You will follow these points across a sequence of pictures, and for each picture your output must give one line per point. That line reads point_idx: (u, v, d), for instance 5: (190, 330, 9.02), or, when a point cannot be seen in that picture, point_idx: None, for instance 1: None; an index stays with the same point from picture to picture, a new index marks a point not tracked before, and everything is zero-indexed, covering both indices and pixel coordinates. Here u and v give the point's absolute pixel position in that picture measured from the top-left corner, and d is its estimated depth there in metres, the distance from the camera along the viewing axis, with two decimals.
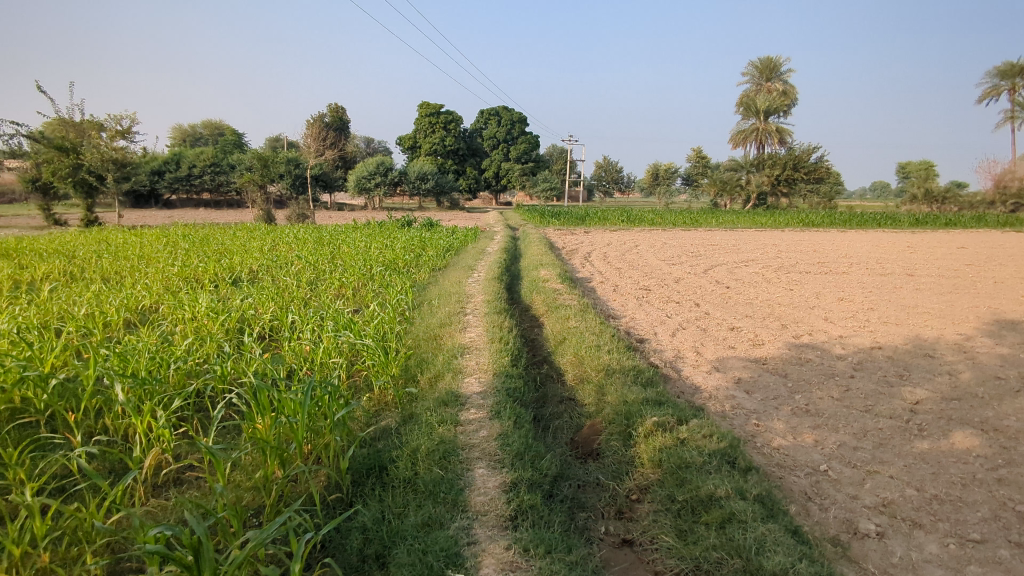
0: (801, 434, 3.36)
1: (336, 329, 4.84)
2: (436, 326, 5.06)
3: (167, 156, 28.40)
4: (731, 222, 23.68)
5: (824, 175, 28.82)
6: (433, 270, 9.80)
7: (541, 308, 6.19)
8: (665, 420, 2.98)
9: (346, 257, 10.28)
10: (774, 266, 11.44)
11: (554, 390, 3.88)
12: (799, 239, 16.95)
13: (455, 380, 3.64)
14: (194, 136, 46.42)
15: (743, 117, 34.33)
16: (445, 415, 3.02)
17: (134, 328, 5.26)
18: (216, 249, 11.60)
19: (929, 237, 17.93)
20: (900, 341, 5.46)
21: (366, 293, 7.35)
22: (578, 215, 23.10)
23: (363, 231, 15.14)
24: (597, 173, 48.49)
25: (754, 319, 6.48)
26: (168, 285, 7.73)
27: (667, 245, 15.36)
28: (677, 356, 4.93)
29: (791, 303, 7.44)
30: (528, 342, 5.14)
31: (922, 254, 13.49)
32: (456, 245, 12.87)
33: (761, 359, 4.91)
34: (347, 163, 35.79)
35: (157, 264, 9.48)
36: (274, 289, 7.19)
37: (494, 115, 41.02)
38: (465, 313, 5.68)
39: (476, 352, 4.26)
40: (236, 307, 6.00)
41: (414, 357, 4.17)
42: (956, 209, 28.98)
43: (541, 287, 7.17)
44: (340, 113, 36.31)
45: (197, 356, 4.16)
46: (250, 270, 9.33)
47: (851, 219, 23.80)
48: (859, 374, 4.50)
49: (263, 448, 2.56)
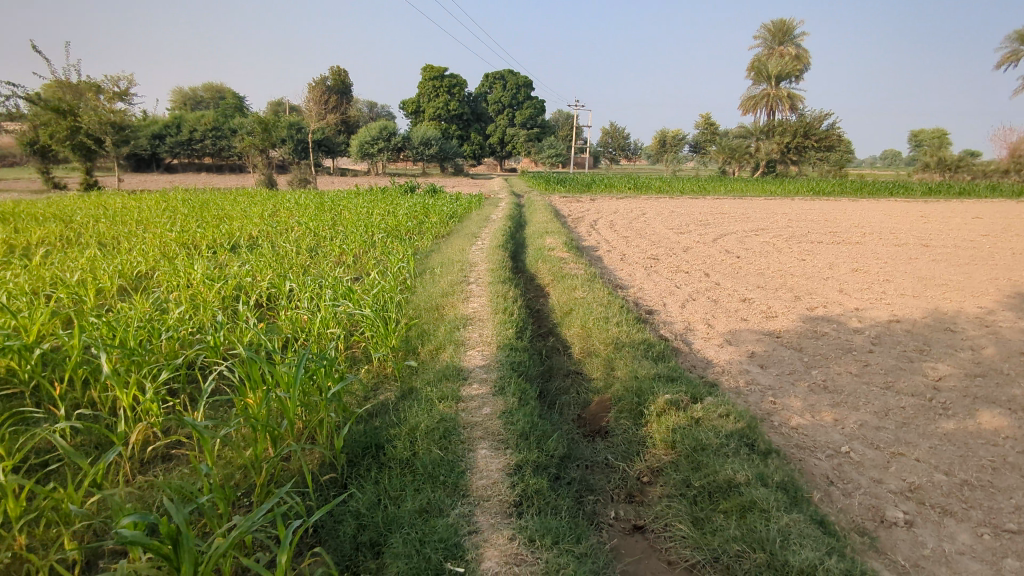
0: (820, 412, 3.21)
1: (335, 299, 4.69)
2: (437, 296, 4.88)
3: (168, 120, 28.01)
4: (740, 191, 23.28)
5: (836, 143, 28.16)
6: (436, 237, 9.61)
7: (547, 277, 6.00)
8: (679, 398, 2.81)
9: (347, 224, 10.06)
10: (785, 235, 11.19)
11: (560, 364, 3.72)
12: (811, 208, 16.65)
13: (456, 353, 3.49)
14: (195, 99, 45.86)
15: (754, 82, 33.53)
16: (446, 390, 2.86)
17: (127, 296, 5.10)
18: (216, 215, 11.41)
19: (942, 206, 17.56)
20: (919, 314, 5.27)
21: (367, 261, 7.16)
22: (584, 182, 22.78)
23: (365, 197, 14.90)
24: (603, 139, 47.68)
25: (766, 290, 6.29)
26: (164, 251, 7.54)
27: (675, 213, 15.09)
28: (688, 328, 4.76)
29: (804, 274, 7.23)
30: (533, 313, 4.98)
31: (937, 223, 13.19)
32: (460, 212, 12.66)
33: (775, 332, 4.74)
34: (350, 128, 35.25)
35: (155, 229, 9.31)
36: (273, 256, 7.01)
37: (499, 79, 40.16)
38: (467, 282, 5.51)
39: (479, 323, 4.09)
40: (234, 274, 5.83)
41: (415, 329, 4.01)
42: (969, 178, 28.39)
43: (547, 256, 6.97)
44: (342, 76, 35.68)
45: (190, 326, 4.01)
46: (249, 237, 9.14)
47: (863, 188, 23.35)
48: (877, 349, 4.33)
49: (253, 425, 2.41)
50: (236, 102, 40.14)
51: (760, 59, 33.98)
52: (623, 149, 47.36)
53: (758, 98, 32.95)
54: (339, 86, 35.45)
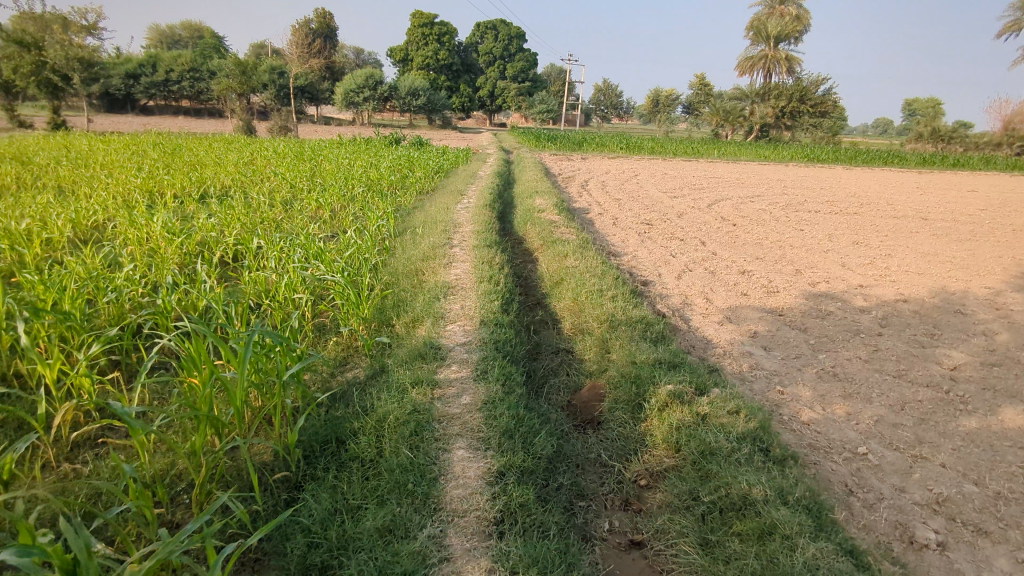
0: (830, 404, 2.94)
1: (307, 261, 4.32)
2: (418, 259, 4.52)
3: (143, 58, 26.67)
4: (733, 155, 22.80)
5: (830, 109, 27.59)
6: (420, 193, 9.17)
7: (535, 242, 5.63)
8: (683, 390, 2.49)
9: (327, 176, 9.53)
10: (781, 203, 10.88)
11: (549, 341, 3.41)
12: (805, 176, 16.34)
13: (435, 327, 3.14)
14: (172, 38, 43.90)
15: (753, 42, 32.65)
16: (420, 374, 2.52)
17: (78, 248, 4.66)
18: (187, 161, 10.79)
19: (937, 178, 17.31)
20: (926, 294, 4.99)
21: (344, 216, 6.72)
22: (575, 139, 22.14)
23: (348, 148, 14.26)
24: (595, 96, 46.59)
25: (765, 262, 5.99)
26: (126, 199, 7.03)
27: (668, 176, 14.69)
28: (685, 303, 4.45)
29: (803, 245, 6.94)
30: (521, 281, 4.63)
31: (934, 196, 12.93)
32: (446, 167, 12.14)
33: (777, 309, 4.44)
34: (334, 74, 33.96)
35: (120, 175, 8.75)
36: (243, 209, 6.55)
37: (491, 28, 38.67)
38: (451, 244, 5.13)
39: (461, 292, 3.74)
40: (200, 228, 5.41)
41: (390, 298, 3.66)
42: (961, 150, 28.14)
43: (536, 218, 6.58)
44: (327, 19, 34.17)
45: (140, 287, 3.61)
46: (221, 186, 8.61)
47: (857, 155, 22.96)
48: (886, 331, 4.05)
49: (194, 413, 2.06)
50: (216, 42, 38.35)
51: (760, 18, 32.92)
52: (615, 107, 46.23)
53: (756, 59, 32.09)
54: (323, 30, 33.93)
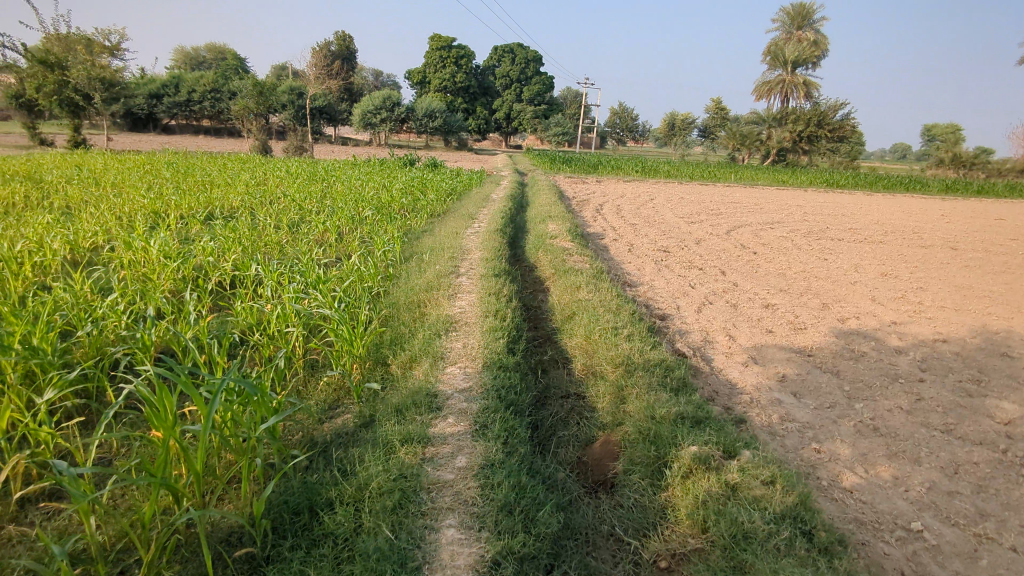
0: (874, 465, 2.60)
1: (305, 289, 4.10)
2: (421, 289, 4.26)
3: (166, 79, 27.12)
4: (751, 179, 22.48)
5: (848, 134, 27.28)
6: (430, 216, 8.98)
7: (547, 271, 5.36)
8: (710, 454, 2.17)
9: (337, 197, 9.38)
10: (802, 230, 10.55)
11: (558, 385, 3.13)
12: (825, 201, 16.00)
13: (433, 370, 2.87)
14: (196, 60, 44.82)
15: (770, 67, 32.52)
16: (411, 429, 2.24)
17: (70, 271, 4.47)
18: (198, 180, 10.71)
19: (961, 205, 16.90)
20: (967, 334, 4.63)
21: (351, 241, 6.52)
22: (590, 162, 22.00)
23: (361, 169, 14.20)
24: (611, 119, 46.64)
25: (790, 295, 5.67)
26: (130, 220, 6.88)
27: (685, 200, 14.42)
28: (706, 341, 4.14)
29: (829, 277, 6.61)
30: (530, 314, 4.35)
31: (960, 224, 12.52)
32: (459, 189, 11.98)
33: (806, 349, 4.11)
34: (352, 95, 34.30)
35: (129, 194, 8.65)
36: (248, 231, 6.38)
37: (508, 52, 38.94)
38: (457, 273, 4.88)
39: (465, 328, 3.47)
40: (200, 251, 5.23)
41: (387, 333, 3.39)
42: (983, 176, 27.63)
43: (548, 244, 6.33)
44: (347, 42, 34.64)
45: (121, 318, 3.38)
46: (230, 206, 8.49)
47: (877, 181, 22.55)
48: (927, 377, 3.71)
49: (145, 478, 1.78)
50: (238, 63, 39.01)
51: (777, 43, 32.85)
52: (630, 130, 46.13)
53: (773, 84, 31.95)
54: (343, 52, 34.37)
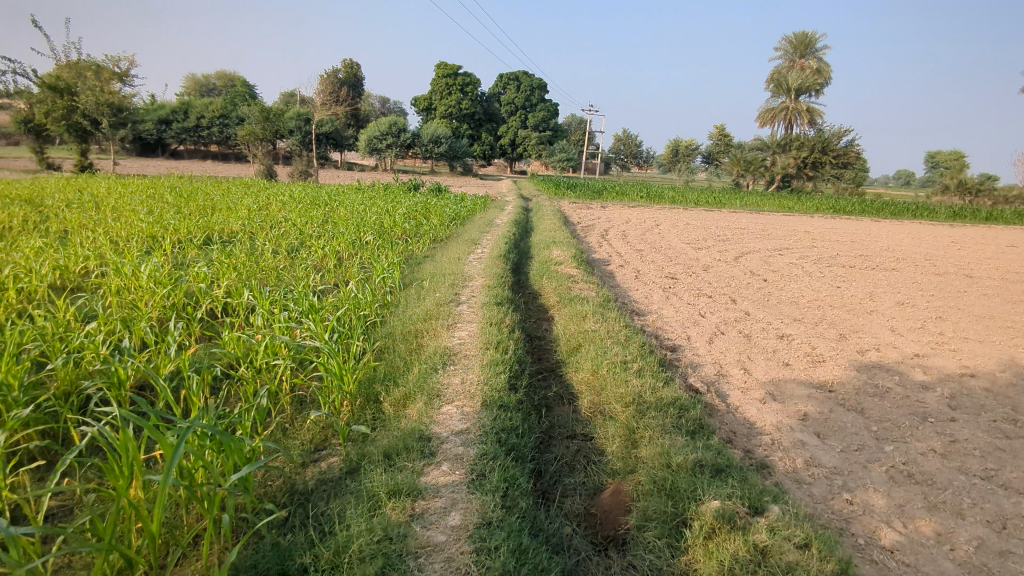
0: (913, 518, 2.35)
1: (299, 318, 3.92)
2: (419, 318, 4.07)
3: (176, 104, 27.40)
4: (757, 205, 22.35)
5: (853, 160, 27.25)
6: (433, 241, 8.83)
7: (552, 298, 5.16)
8: (734, 511, 1.94)
9: (338, 222, 9.23)
10: (812, 256, 10.34)
11: (564, 425, 2.91)
12: (832, 228, 15.83)
13: (428, 409, 2.66)
14: (206, 87, 45.43)
15: (773, 94, 32.69)
16: (401, 479, 2.01)
17: (55, 298, 4.31)
18: (200, 205, 10.60)
19: (969, 232, 16.70)
20: (995, 367, 4.38)
21: (350, 266, 6.36)
22: (595, 188, 21.93)
23: (365, 194, 14.10)
24: (615, 145, 46.91)
25: (804, 325, 5.44)
26: (125, 244, 6.73)
27: (690, 226, 14.27)
28: (720, 375, 3.90)
29: (843, 305, 6.37)
30: (533, 345, 4.14)
31: (972, 251, 12.29)
32: (462, 214, 11.85)
33: (826, 383, 3.87)
34: (359, 121, 34.56)
35: (127, 218, 8.53)
36: (245, 255, 6.22)
37: (513, 80, 39.30)
38: (458, 301, 4.68)
39: (464, 362, 3.26)
40: (193, 277, 5.06)
41: (380, 367, 3.19)
42: (990, 203, 27.48)
43: (552, 271, 6.14)
44: (354, 69, 35.07)
45: (99, 348, 3.19)
46: (230, 230, 8.35)
47: (884, 207, 22.37)
48: (959, 415, 3.46)
49: (93, 543, 1.57)
50: (247, 90, 39.45)
51: (780, 71, 33.08)
52: (634, 156, 46.33)
53: (776, 110, 32.04)
54: (350, 79, 34.73)
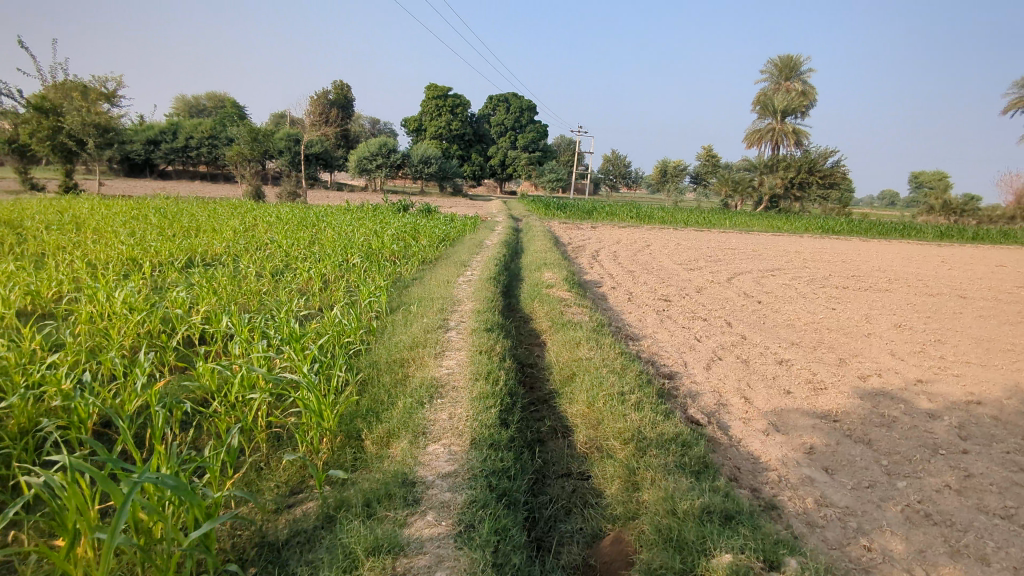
0: (936, 566, 2.18)
1: (280, 346, 3.74)
2: (405, 346, 3.89)
3: (164, 125, 27.25)
4: (746, 225, 22.43)
5: (839, 180, 27.53)
6: (422, 264, 8.67)
7: (544, 324, 5.00)
8: (749, 568, 1.76)
9: (325, 244, 9.05)
10: (804, 277, 10.27)
11: (559, 463, 2.73)
12: (821, 248, 15.85)
13: (413, 448, 2.48)
14: (195, 108, 45.38)
15: (760, 116, 33.08)
16: (381, 533, 1.83)
17: (21, 325, 4.09)
18: (184, 226, 10.38)
19: (957, 251, 16.79)
20: (1001, 394, 4.25)
21: (335, 290, 6.17)
22: (584, 208, 21.92)
23: (353, 214, 13.93)
24: (604, 166, 47.24)
25: (803, 349, 5.30)
26: (102, 267, 6.50)
27: (681, 246, 14.21)
28: (720, 405, 3.74)
29: (840, 328, 6.25)
30: (525, 373, 3.96)
31: (962, 271, 12.30)
32: (452, 235, 11.71)
33: (830, 413, 3.72)
34: (348, 142, 34.54)
35: (107, 240, 8.30)
36: (227, 278, 6.02)
37: (502, 101, 39.53)
38: (447, 327, 4.51)
39: (452, 394, 3.08)
40: (171, 303, 4.86)
41: (363, 401, 3.00)
42: (974, 223, 27.78)
43: (544, 294, 5.98)
44: (344, 90, 35.14)
45: (60, 381, 2.98)
46: (213, 252, 8.14)
47: (872, 227, 22.51)
48: (971, 447, 3.31)
49: None
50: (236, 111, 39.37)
51: (766, 93, 33.53)
52: (623, 177, 46.65)
53: (763, 132, 32.40)
54: (340, 100, 34.77)
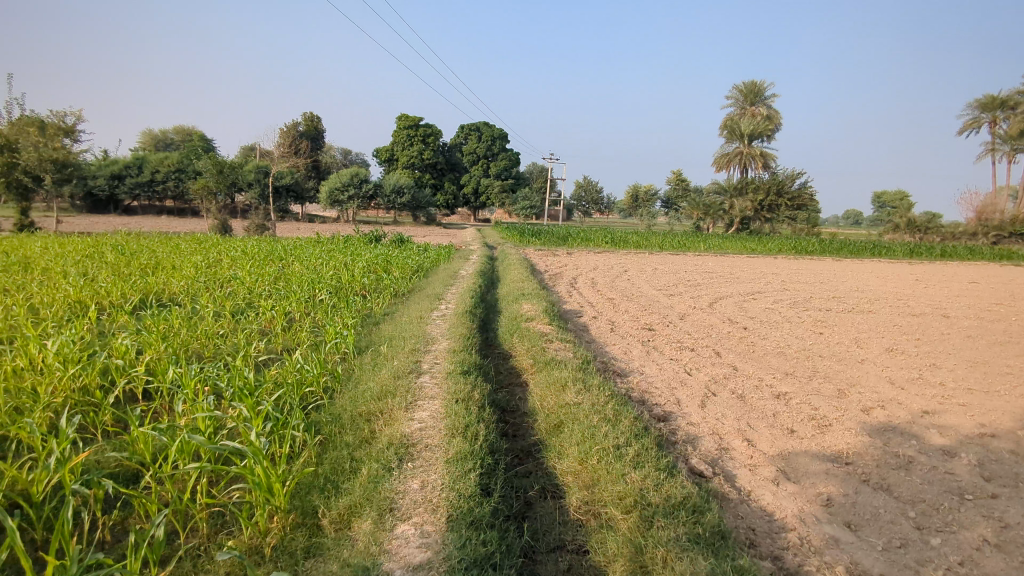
0: None
1: (230, 401, 3.30)
2: (373, 395, 3.48)
3: (129, 159, 26.56)
4: (720, 248, 22.50)
5: (807, 202, 28.03)
6: (394, 298, 8.28)
7: (526, 363, 4.64)
8: None
9: (291, 279, 8.58)
10: (785, 300, 10.11)
11: (551, 534, 2.34)
12: (797, 268, 15.88)
13: (380, 530, 2.08)
14: (163, 141, 44.58)
15: (727, 140, 33.63)
16: None
17: None
18: (143, 264, 9.84)
19: (928, 269, 16.97)
20: (1013, 424, 4.00)
21: (299, 330, 5.74)
22: (560, 234, 21.78)
23: (322, 247, 13.44)
24: (577, 192, 47.66)
25: (799, 380, 5.02)
26: (43, 311, 5.97)
27: (658, 271, 14.05)
28: (722, 450, 3.41)
29: (832, 355, 6.01)
30: (507, 421, 3.59)
31: (938, 289, 12.32)
32: (426, 266, 11.35)
33: (841, 454, 3.42)
34: (319, 173, 34.12)
35: (55, 281, 7.73)
36: (180, 320, 5.53)
37: (474, 130, 39.65)
38: (420, 370, 4.12)
39: (427, 454, 2.69)
40: (113, 351, 4.38)
41: (323, 467, 2.58)
42: (939, 240, 28.41)
43: (524, 329, 5.63)
44: (315, 122, 34.86)
45: None
46: (170, 291, 7.64)
47: (843, 247, 22.78)
48: (999, 490, 3.02)
49: None
50: (204, 144, 38.67)
51: (733, 118, 34.18)
52: (596, 203, 47.09)
53: (732, 156, 32.85)
54: (310, 131, 34.43)
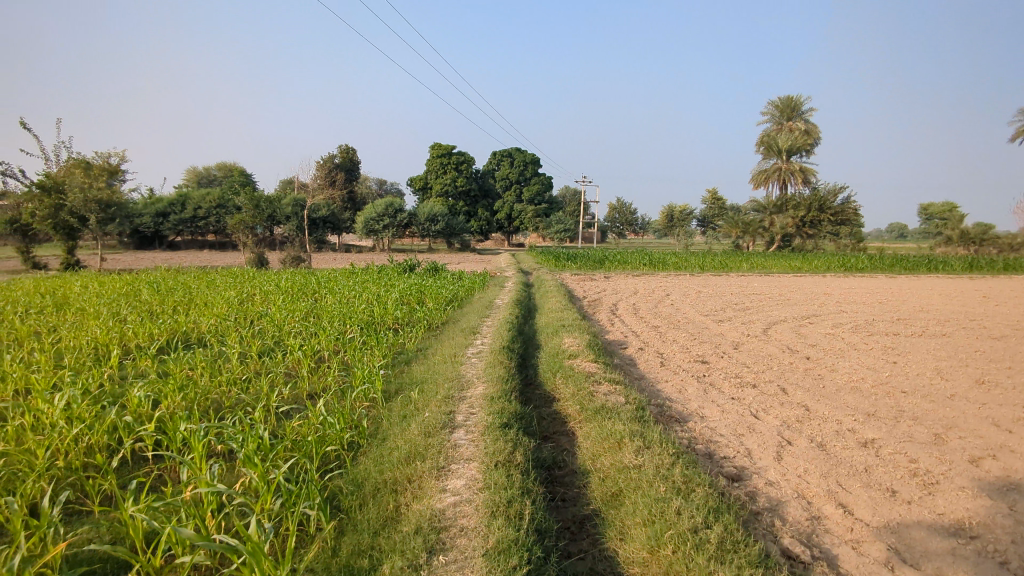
0: None
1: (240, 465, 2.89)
2: (401, 457, 3.04)
3: (173, 197, 27.18)
4: (764, 267, 21.62)
5: (851, 216, 26.93)
6: (427, 331, 7.90)
7: (572, 410, 4.14)
8: None
9: (323, 314, 8.30)
10: (845, 323, 9.36)
11: None
12: (850, 287, 15.02)
13: None
14: (206, 178, 46.05)
15: (764, 156, 32.73)
16: None
17: None
18: (177, 302, 9.72)
19: (992, 284, 15.86)
20: None
21: (327, 371, 5.38)
22: (595, 258, 21.27)
23: (356, 278, 13.26)
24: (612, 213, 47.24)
25: (886, 423, 4.38)
26: (66, 357, 5.76)
27: (703, 294, 13.39)
28: (816, 519, 2.85)
29: (916, 389, 5.33)
30: (555, 485, 3.10)
31: (1012, 306, 11.34)
32: (460, 296, 10.99)
33: (964, 526, 2.81)
34: (354, 204, 34.44)
35: (87, 322, 7.60)
36: (203, 363, 5.22)
37: (506, 156, 39.64)
38: (454, 424, 3.66)
39: (463, 544, 2.23)
40: (126, 403, 4.06)
41: (337, 562, 2.14)
42: (996, 252, 26.85)
43: (569, 369, 5.13)
44: (350, 153, 35.37)
45: None
46: (200, 330, 7.42)
47: (895, 263, 21.63)
48: None
49: None
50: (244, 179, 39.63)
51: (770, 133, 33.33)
52: (631, 224, 46.52)
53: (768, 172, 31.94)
54: (346, 162, 34.87)
